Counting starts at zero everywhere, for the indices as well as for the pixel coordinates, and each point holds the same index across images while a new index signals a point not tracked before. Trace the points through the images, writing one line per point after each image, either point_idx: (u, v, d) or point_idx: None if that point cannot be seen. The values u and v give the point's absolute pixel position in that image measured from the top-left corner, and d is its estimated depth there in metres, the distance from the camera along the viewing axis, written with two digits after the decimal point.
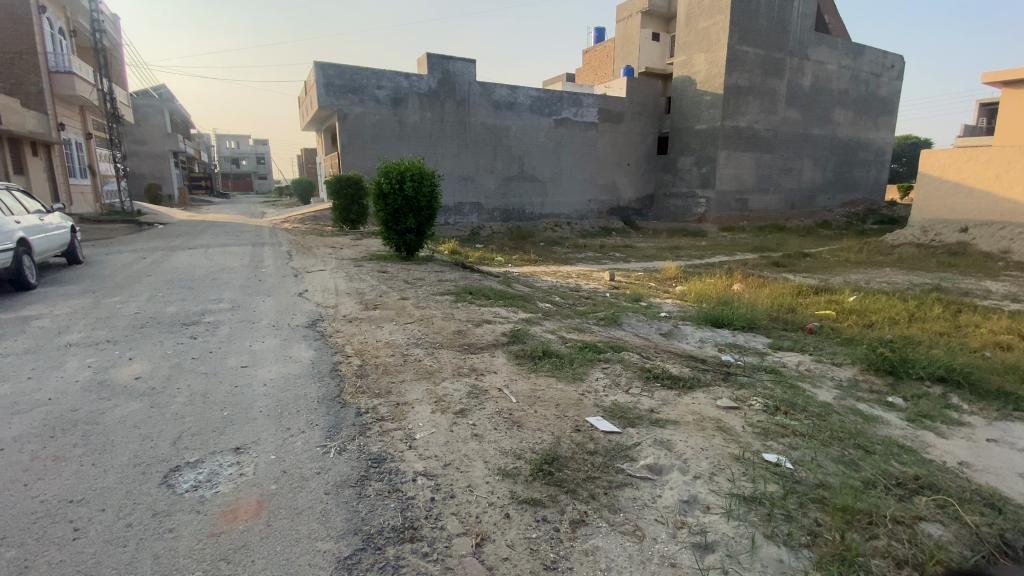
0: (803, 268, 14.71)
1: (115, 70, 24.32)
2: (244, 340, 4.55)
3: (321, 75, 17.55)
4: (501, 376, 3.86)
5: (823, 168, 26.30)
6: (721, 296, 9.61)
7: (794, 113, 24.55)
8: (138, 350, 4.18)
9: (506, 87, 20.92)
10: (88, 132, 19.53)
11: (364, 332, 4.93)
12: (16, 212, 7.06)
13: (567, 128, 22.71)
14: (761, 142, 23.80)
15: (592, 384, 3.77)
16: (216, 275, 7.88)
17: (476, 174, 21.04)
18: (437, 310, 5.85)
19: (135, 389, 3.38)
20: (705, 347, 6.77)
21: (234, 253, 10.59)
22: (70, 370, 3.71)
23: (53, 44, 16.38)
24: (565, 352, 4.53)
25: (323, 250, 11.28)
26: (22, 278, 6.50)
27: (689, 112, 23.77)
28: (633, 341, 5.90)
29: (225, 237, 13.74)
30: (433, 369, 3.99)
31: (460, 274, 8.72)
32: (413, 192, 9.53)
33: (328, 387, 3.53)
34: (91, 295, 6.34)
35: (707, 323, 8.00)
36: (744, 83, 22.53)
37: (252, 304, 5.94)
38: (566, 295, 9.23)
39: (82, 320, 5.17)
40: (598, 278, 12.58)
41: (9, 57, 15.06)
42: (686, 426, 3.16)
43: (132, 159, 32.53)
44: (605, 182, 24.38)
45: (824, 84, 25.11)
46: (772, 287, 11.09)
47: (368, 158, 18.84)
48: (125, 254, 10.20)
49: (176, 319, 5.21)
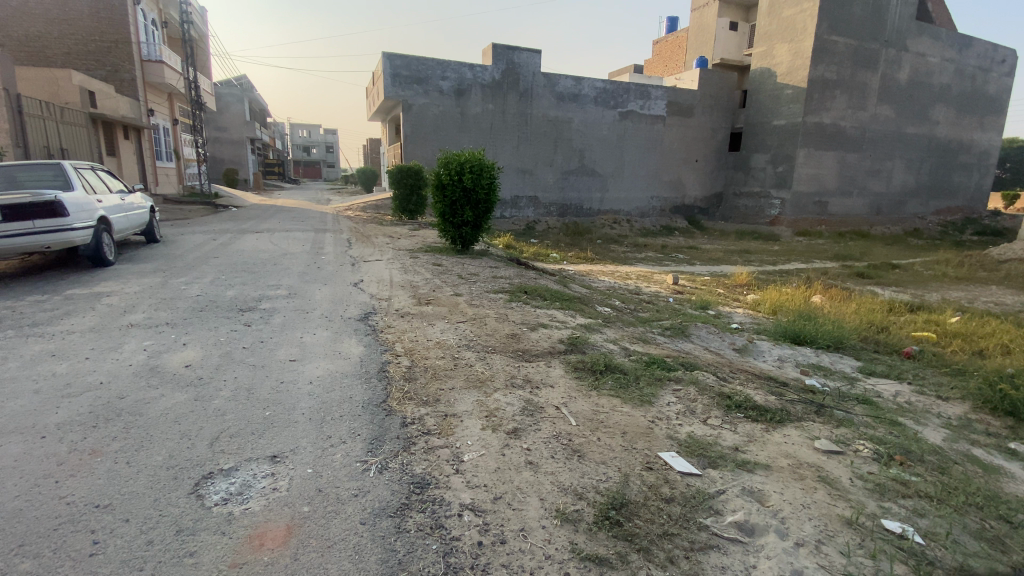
0: (893, 282, 13.27)
1: (201, 60, 25.80)
2: (295, 330, 4.43)
3: (388, 65, 17.73)
4: (559, 392, 3.47)
5: (917, 171, 23.81)
6: (801, 309, 8.75)
7: (887, 110, 22.33)
8: (193, 335, 4.16)
9: (571, 78, 20.33)
10: (174, 118, 20.82)
11: (415, 330, 4.70)
12: (100, 191, 7.43)
13: (632, 121, 21.81)
14: (847, 141, 21.85)
15: (664, 411, 3.34)
16: (278, 260, 7.98)
17: (536, 167, 20.64)
18: (490, 309, 5.55)
19: (183, 377, 3.32)
20: (785, 367, 6.12)
21: (297, 238, 10.81)
22: (127, 353, 3.72)
23: (144, 33, 17.49)
24: (629, 367, 4.09)
25: (381, 239, 11.34)
26: (101, 255, 6.82)
27: (767, 106, 22.17)
28: (705, 357, 5.36)
29: (289, 222, 14.14)
30: (486, 377, 3.68)
31: (515, 270, 8.40)
32: (472, 184, 9.30)
33: (376, 389, 3.31)
34: (160, 274, 6.54)
35: (785, 340, 7.26)
36: (831, 75, 20.69)
37: (309, 292, 5.88)
38: (626, 298, 8.74)
39: (148, 299, 5.29)
40: (661, 281, 11.92)
41: (107, 46, 16.22)
42: (780, 475, 2.69)
43: (214, 145, 34.67)
44: (670, 178, 23.26)
45: (924, 78, 22.67)
46: (858, 302, 10.01)
47: (430, 149, 18.90)
48: (199, 235, 10.67)
49: (234, 304, 5.22)
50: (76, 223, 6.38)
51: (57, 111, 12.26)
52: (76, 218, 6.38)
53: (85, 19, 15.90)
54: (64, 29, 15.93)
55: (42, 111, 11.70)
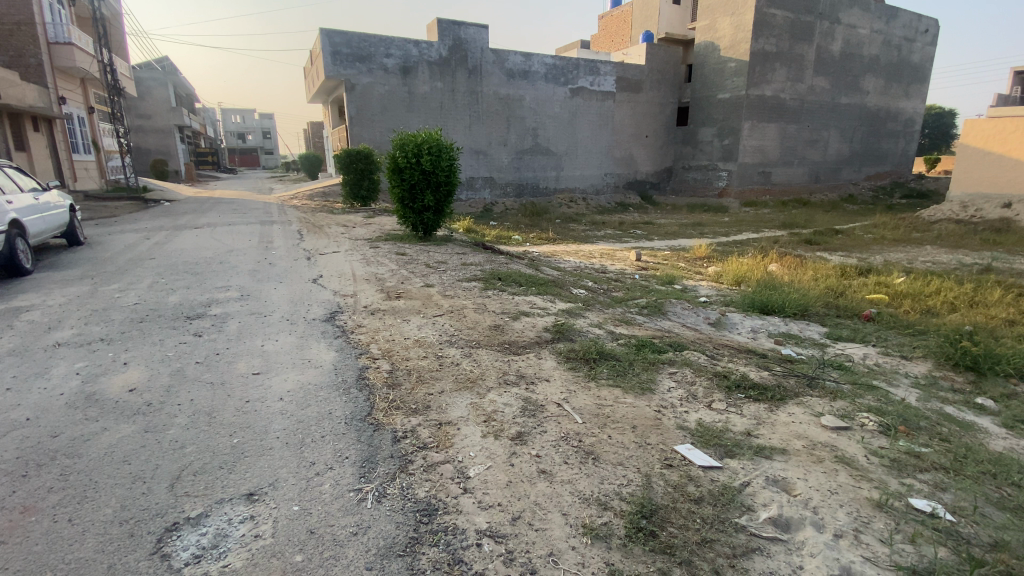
0: (839, 247, 13.86)
1: (114, 39, 23.39)
2: (255, 338, 3.98)
3: (327, 43, 16.63)
4: (557, 386, 3.26)
5: (851, 140, 25.02)
6: (764, 279, 8.93)
7: (823, 81, 23.19)
8: (135, 352, 3.64)
9: (520, 54, 19.82)
10: (90, 106, 18.83)
11: (389, 328, 4.35)
12: (9, 191, 6.50)
13: (584, 97, 21.62)
14: (787, 112, 22.58)
15: (669, 398, 3.19)
16: (224, 258, 7.30)
17: (490, 148, 20.14)
18: (467, 300, 5.23)
19: (128, 404, 2.85)
20: (760, 339, 6.18)
21: (243, 232, 10.02)
22: (55, 379, 3.18)
23: (52, 13, 15.56)
24: (621, 352, 3.92)
25: (335, 229, 10.69)
26: (17, 263, 5.98)
27: (712, 80, 22.51)
28: (686, 335, 5.29)
29: (232, 215, 13.14)
30: (476, 376, 3.41)
31: (483, 256, 8.08)
32: (431, 166, 8.83)
33: (358, 400, 2.98)
34: (88, 281, 5.81)
35: (754, 310, 7.35)
36: (771, 48, 21.22)
37: (264, 293, 5.36)
38: (596, 278, 8.61)
39: (76, 312, 4.63)
40: (624, 258, 11.90)
41: (8, 28, 14.33)
42: (799, 460, 2.62)
43: (137, 134, 31.88)
44: (623, 154, 23.34)
45: (855, 50, 23.65)
46: (814, 268, 10.36)
47: (378, 132, 18.02)
48: (129, 234, 9.67)
49: (179, 311, 4.65)
50: None
51: None
52: None
53: None
54: None
55: None
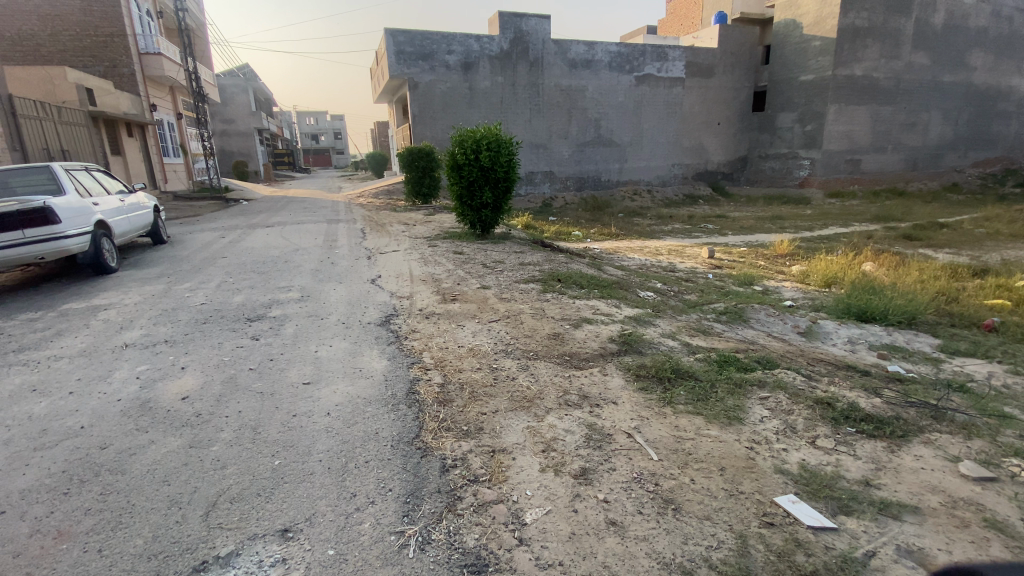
0: (945, 243, 12.24)
1: (200, 49, 25.12)
2: (309, 343, 3.87)
3: (391, 42, 16.90)
4: (626, 411, 2.87)
5: (957, 121, 22.24)
6: (859, 281, 7.94)
7: (923, 57, 20.72)
8: (193, 355, 3.63)
9: (583, 43, 19.18)
10: (179, 112, 20.32)
11: (444, 334, 4.12)
12: (97, 193, 6.94)
13: (650, 86, 20.62)
14: (881, 93, 20.38)
15: (761, 431, 2.73)
16: (289, 257, 7.43)
17: (551, 141, 19.68)
18: (525, 304, 4.91)
19: (178, 414, 2.79)
20: (858, 352, 5.43)
21: (310, 231, 10.28)
22: (116, 383, 3.20)
23: (141, 25, 16.84)
24: (700, 371, 3.47)
25: (396, 227, 10.74)
26: (102, 262, 6.37)
27: (793, 61, 20.73)
28: (773, 348, 4.69)
29: (302, 213, 13.63)
30: (534, 394, 3.08)
31: (543, 254, 7.72)
32: (490, 162, 8.59)
33: (407, 419, 2.74)
34: (164, 280, 6.06)
35: (849, 317, 6.50)
36: (862, 23, 19.21)
37: (323, 294, 5.31)
38: (663, 278, 8.03)
39: (148, 312, 4.78)
40: (694, 255, 11.13)
41: (103, 40, 15.69)
42: (936, 522, 2.10)
43: (222, 137, 34.24)
44: (691, 144, 22.07)
45: (962, 21, 20.95)
46: (917, 268, 9.13)
47: (439, 128, 18.11)
48: (207, 233, 10.19)
49: (241, 313, 4.68)
50: (71, 230, 5.90)
51: (55, 111, 11.80)
52: (70, 225, 5.90)
53: (78, 14, 15.34)
54: (59, 25, 15.41)
55: (38, 111, 11.19)
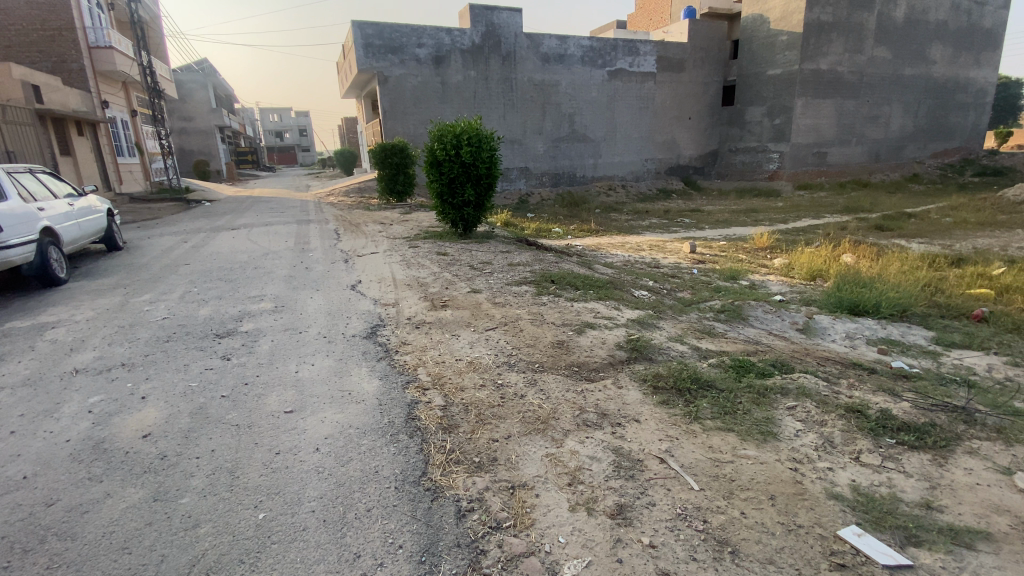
0: (916, 233, 12.51)
1: (154, 43, 23.77)
2: (288, 362, 3.47)
3: (359, 35, 16.27)
4: (652, 430, 2.60)
5: (916, 114, 22.92)
6: (845, 273, 7.92)
7: (884, 52, 21.25)
8: (156, 381, 3.19)
9: (555, 37, 18.92)
10: (133, 109, 19.15)
11: (437, 346, 3.78)
12: (42, 197, 6.28)
13: (623, 80, 20.53)
14: (845, 87, 20.83)
15: (800, 449, 2.52)
16: (259, 262, 6.91)
17: (525, 137, 19.38)
18: (521, 309, 4.61)
19: (138, 457, 2.38)
20: (859, 347, 5.34)
21: (280, 233, 9.69)
22: (64, 420, 2.75)
23: (91, 17, 15.70)
24: (719, 379, 3.25)
25: (371, 227, 10.26)
26: (50, 273, 5.76)
27: (761, 55, 20.97)
28: (779, 348, 4.53)
29: (270, 214, 12.97)
30: (547, 413, 2.77)
31: (529, 254, 7.43)
32: (471, 158, 8.22)
33: (409, 452, 2.40)
34: (120, 292, 5.51)
35: (842, 311, 6.43)
36: (827, 18, 19.55)
37: (299, 304, 4.88)
38: (653, 275, 7.84)
39: (102, 329, 4.27)
40: (676, 250, 11.02)
41: (50, 34, 14.57)
42: (1013, 550, 1.92)
43: (181, 135, 32.66)
44: (665, 138, 22.12)
45: (920, 16, 21.56)
46: (897, 258, 9.22)
47: (412, 124, 17.58)
48: (168, 238, 9.49)
49: (209, 328, 4.20)
50: (14, 240, 5.28)
51: None
52: (13, 234, 5.27)
53: (23, 7, 14.18)
54: (4, 20, 14.21)
55: None
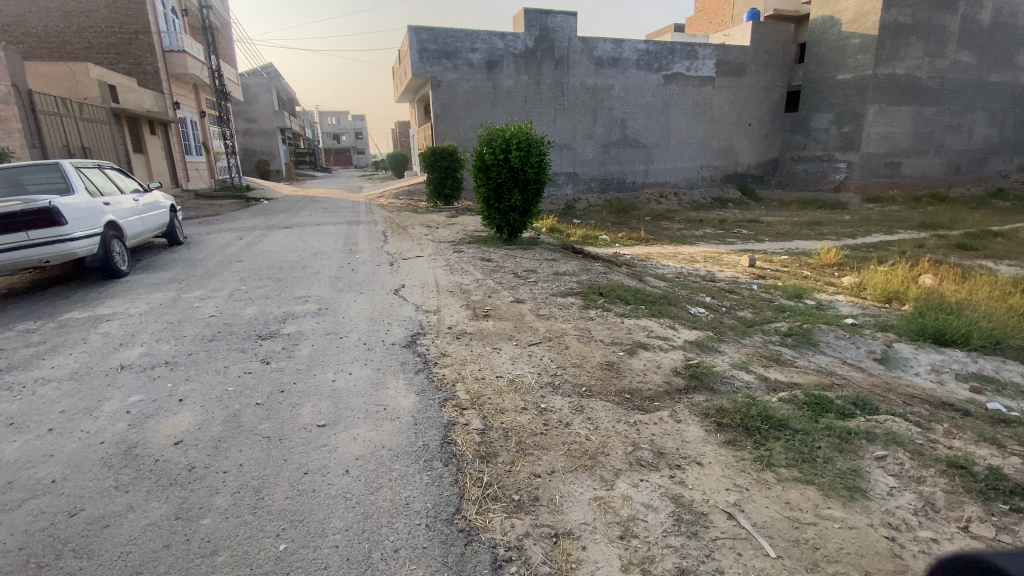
0: (1005, 253, 11.30)
1: (224, 48, 25.11)
2: (326, 370, 3.36)
3: (415, 40, 16.50)
4: (716, 478, 2.29)
5: (1004, 124, 20.95)
6: (927, 297, 7.17)
7: (971, 55, 19.53)
8: (195, 383, 3.15)
9: (610, 40, 18.51)
10: (202, 110, 20.25)
11: (479, 359, 3.58)
12: (109, 193, 6.57)
13: (678, 85, 19.84)
14: (924, 94, 19.29)
15: (896, 513, 2.12)
16: (307, 262, 6.98)
17: (575, 141, 19.06)
18: (567, 323, 4.36)
19: (166, 467, 2.29)
20: (946, 382, 4.74)
21: (330, 233, 9.85)
22: (102, 420, 2.73)
23: (166, 22, 16.74)
24: (792, 417, 2.88)
25: (418, 230, 10.26)
26: (111, 265, 6.00)
27: (830, 59, 19.75)
28: (855, 381, 4.06)
29: (322, 214, 13.27)
30: (596, 447, 2.51)
31: (576, 263, 7.14)
32: (520, 163, 8.03)
33: (443, 483, 2.19)
34: (175, 287, 5.65)
35: (924, 339, 5.78)
36: (905, 20, 18.18)
37: (342, 307, 4.82)
38: (708, 290, 7.39)
39: (152, 325, 4.34)
40: (733, 263, 10.42)
41: (129, 38, 15.60)
42: None
43: (245, 136, 34.35)
44: (721, 145, 21.21)
45: (1013, 18, 19.70)
46: (984, 282, 8.30)
47: (462, 128, 17.64)
48: (225, 234, 9.83)
49: (252, 329, 4.19)
50: (77, 232, 5.50)
51: (76, 107, 11.62)
52: (76, 227, 5.50)
53: (105, 11, 15.25)
54: (86, 24, 15.33)
55: (60, 108, 11.02)
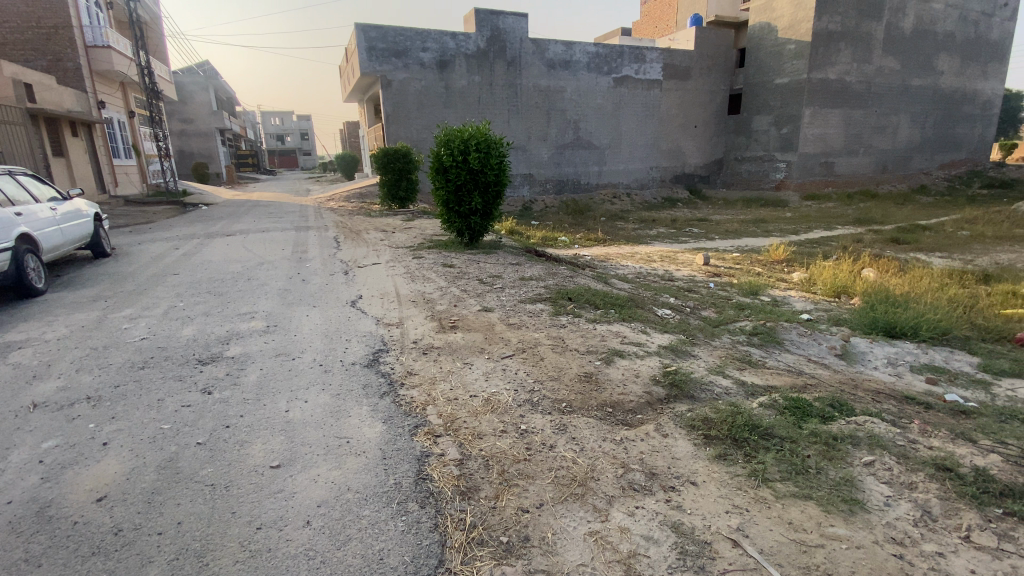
0: (934, 247, 12.09)
1: (154, 44, 23.43)
2: (279, 398, 3.01)
3: (362, 38, 15.89)
4: (714, 499, 2.16)
5: (923, 125, 22.55)
6: (874, 291, 7.48)
7: (893, 62, 20.93)
8: (123, 422, 2.73)
9: (561, 43, 18.57)
10: (130, 110, 18.77)
11: (448, 377, 3.33)
12: (21, 202, 5.83)
13: (628, 87, 20.18)
14: (853, 97, 20.52)
15: (897, 525, 2.07)
16: (252, 274, 6.47)
17: (529, 143, 19.01)
18: (540, 332, 4.17)
19: (87, 532, 1.92)
20: (903, 376, 4.89)
21: (277, 240, 9.25)
22: (6, 475, 2.29)
23: (88, 15, 15.32)
24: (777, 424, 2.80)
25: (372, 235, 9.83)
26: (26, 284, 5.32)
27: (768, 64, 20.64)
28: (825, 379, 4.10)
29: (268, 220, 12.53)
30: (584, 472, 2.32)
31: (541, 267, 6.98)
32: (479, 164, 7.80)
33: (421, 530, 1.94)
34: (100, 306, 5.05)
35: (877, 333, 5.98)
36: (835, 27, 19.25)
37: (293, 323, 4.43)
38: (670, 290, 7.42)
39: (71, 352, 3.80)
40: (689, 261, 10.58)
41: (46, 32, 14.17)
42: None
43: (180, 138, 32.24)
44: (670, 146, 21.75)
45: (928, 27, 21.26)
46: (920, 274, 8.79)
47: (414, 129, 17.19)
48: (159, 244, 9.04)
49: (191, 352, 3.74)
50: None
51: None
52: None
53: (19, 3, 13.80)
54: None
55: None
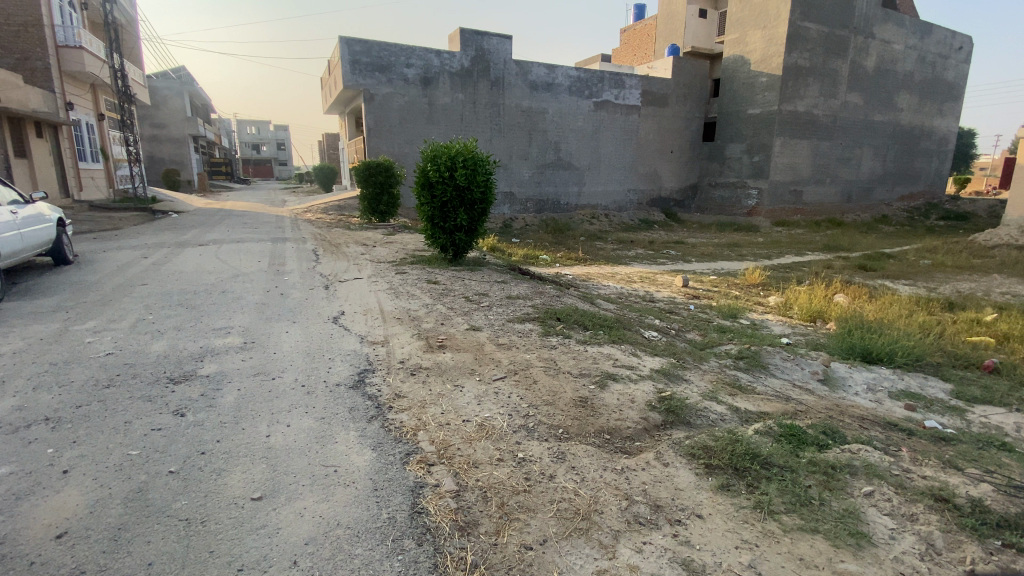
0: (898, 274, 12.55)
1: (128, 48, 22.86)
2: (259, 421, 2.83)
3: (346, 51, 15.81)
4: (720, 532, 2.10)
5: (885, 158, 23.67)
6: (848, 316, 7.67)
7: (857, 98, 21.99)
8: (87, 446, 2.51)
9: (544, 65, 18.89)
10: (100, 113, 18.15)
11: (438, 400, 3.20)
12: None
13: (608, 111, 20.61)
14: (821, 130, 21.42)
15: (904, 560, 2.05)
16: (226, 286, 6.21)
17: (510, 162, 19.13)
18: (531, 353, 4.08)
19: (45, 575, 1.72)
20: (883, 402, 4.96)
21: (252, 251, 8.97)
22: None
23: (61, 15, 14.86)
24: (776, 452, 2.77)
25: (352, 249, 9.64)
26: None
27: (741, 95, 21.40)
28: (813, 405, 4.11)
29: (241, 230, 12.16)
30: (587, 504, 2.23)
31: (526, 285, 6.92)
32: (465, 181, 7.75)
33: (419, 571, 1.81)
34: (61, 317, 4.75)
35: (855, 358, 6.11)
36: (804, 63, 20.14)
37: (272, 340, 4.23)
38: (653, 311, 7.45)
39: (28, 368, 3.51)
40: (669, 283, 10.69)
41: (15, 30, 13.66)
42: None
43: (151, 143, 31.33)
44: (648, 169, 22.23)
45: (888, 67, 22.46)
46: (889, 300, 9.08)
47: (396, 143, 17.10)
48: (126, 252, 8.65)
49: (161, 370, 3.51)
50: None
51: None
52: None
53: None
54: None
55: None
